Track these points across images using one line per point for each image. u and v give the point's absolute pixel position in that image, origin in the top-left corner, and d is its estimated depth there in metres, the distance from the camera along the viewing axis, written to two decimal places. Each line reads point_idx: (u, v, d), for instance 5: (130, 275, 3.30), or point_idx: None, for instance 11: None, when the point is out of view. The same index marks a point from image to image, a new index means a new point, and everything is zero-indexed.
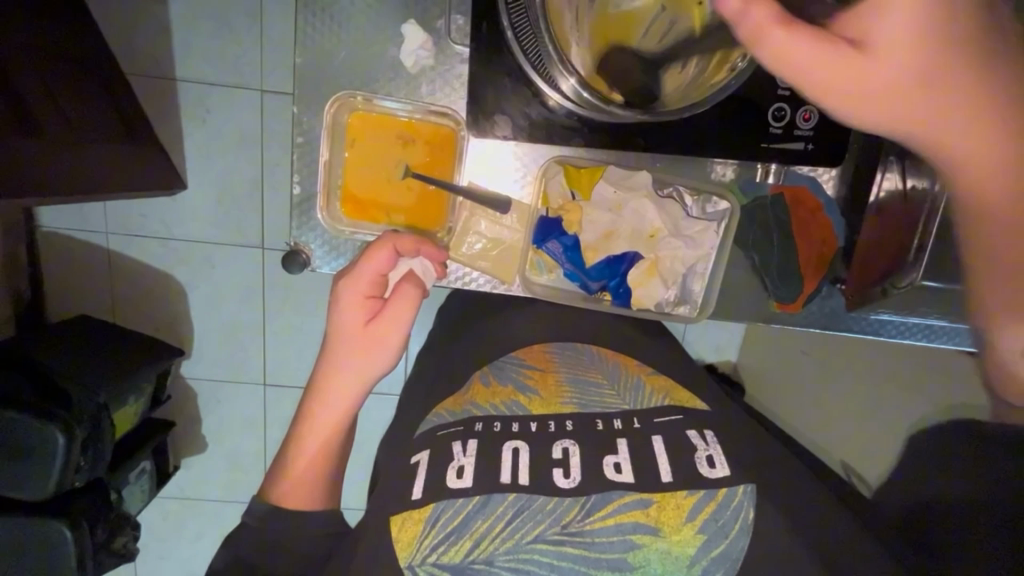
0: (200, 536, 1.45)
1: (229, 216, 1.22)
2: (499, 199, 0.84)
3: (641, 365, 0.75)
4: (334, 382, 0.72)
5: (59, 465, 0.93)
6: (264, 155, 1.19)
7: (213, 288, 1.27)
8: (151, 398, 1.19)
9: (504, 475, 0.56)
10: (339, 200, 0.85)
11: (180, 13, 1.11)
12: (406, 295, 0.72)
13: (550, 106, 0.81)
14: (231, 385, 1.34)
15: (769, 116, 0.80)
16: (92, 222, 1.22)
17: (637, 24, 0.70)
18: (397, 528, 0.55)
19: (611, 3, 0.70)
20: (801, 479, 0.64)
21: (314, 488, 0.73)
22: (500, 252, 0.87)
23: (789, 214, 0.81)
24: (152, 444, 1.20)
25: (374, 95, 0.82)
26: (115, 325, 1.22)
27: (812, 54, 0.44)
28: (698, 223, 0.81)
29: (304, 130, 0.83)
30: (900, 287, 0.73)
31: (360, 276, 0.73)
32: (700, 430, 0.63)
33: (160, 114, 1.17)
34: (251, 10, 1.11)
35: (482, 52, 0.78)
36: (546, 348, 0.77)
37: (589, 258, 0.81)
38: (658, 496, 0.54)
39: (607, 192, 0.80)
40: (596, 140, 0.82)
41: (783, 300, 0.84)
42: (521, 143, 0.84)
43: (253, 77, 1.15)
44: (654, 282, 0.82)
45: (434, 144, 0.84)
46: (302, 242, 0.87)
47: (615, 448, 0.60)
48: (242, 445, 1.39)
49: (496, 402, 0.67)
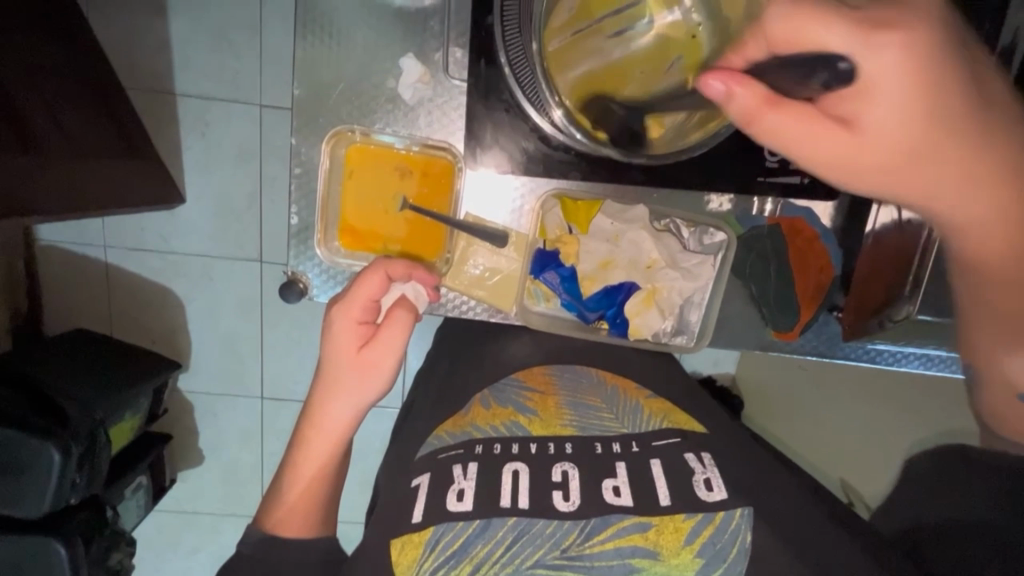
0: (209, 544, 1.59)
1: (229, 230, 1.34)
2: (496, 233, 0.85)
3: (641, 388, 0.75)
4: (327, 408, 0.74)
5: (55, 482, 1.03)
6: (263, 170, 1.31)
7: (212, 301, 1.39)
8: (148, 413, 1.32)
9: (504, 500, 0.56)
10: (336, 233, 0.85)
11: (179, 29, 1.23)
12: (397, 323, 0.73)
13: (547, 140, 0.82)
14: (229, 397, 1.46)
15: (764, 151, 0.81)
16: (91, 236, 1.34)
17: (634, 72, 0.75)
18: (398, 549, 0.55)
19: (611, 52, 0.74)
20: (800, 494, 0.64)
21: (309, 513, 0.75)
22: (496, 282, 0.88)
23: (785, 244, 0.84)
24: (146, 459, 1.31)
25: (371, 128, 0.82)
26: (104, 338, 1.31)
27: (806, 130, 0.46)
28: (696, 257, 0.83)
29: (302, 161, 0.83)
30: (896, 318, 0.80)
31: (351, 304, 0.74)
32: (698, 453, 0.62)
33: (160, 132, 1.29)
34: (251, 28, 1.24)
35: (482, 87, 0.79)
36: (545, 370, 0.78)
37: (587, 288, 0.83)
38: (657, 519, 0.54)
39: (605, 224, 0.82)
40: (595, 173, 0.83)
41: (779, 328, 0.86)
42: (519, 177, 0.84)
43: (253, 92, 1.27)
44: (652, 312, 0.83)
45: (432, 176, 0.84)
46: (299, 271, 0.86)
47: (614, 471, 0.59)
48: (244, 457, 1.51)
49: (497, 424, 0.66)
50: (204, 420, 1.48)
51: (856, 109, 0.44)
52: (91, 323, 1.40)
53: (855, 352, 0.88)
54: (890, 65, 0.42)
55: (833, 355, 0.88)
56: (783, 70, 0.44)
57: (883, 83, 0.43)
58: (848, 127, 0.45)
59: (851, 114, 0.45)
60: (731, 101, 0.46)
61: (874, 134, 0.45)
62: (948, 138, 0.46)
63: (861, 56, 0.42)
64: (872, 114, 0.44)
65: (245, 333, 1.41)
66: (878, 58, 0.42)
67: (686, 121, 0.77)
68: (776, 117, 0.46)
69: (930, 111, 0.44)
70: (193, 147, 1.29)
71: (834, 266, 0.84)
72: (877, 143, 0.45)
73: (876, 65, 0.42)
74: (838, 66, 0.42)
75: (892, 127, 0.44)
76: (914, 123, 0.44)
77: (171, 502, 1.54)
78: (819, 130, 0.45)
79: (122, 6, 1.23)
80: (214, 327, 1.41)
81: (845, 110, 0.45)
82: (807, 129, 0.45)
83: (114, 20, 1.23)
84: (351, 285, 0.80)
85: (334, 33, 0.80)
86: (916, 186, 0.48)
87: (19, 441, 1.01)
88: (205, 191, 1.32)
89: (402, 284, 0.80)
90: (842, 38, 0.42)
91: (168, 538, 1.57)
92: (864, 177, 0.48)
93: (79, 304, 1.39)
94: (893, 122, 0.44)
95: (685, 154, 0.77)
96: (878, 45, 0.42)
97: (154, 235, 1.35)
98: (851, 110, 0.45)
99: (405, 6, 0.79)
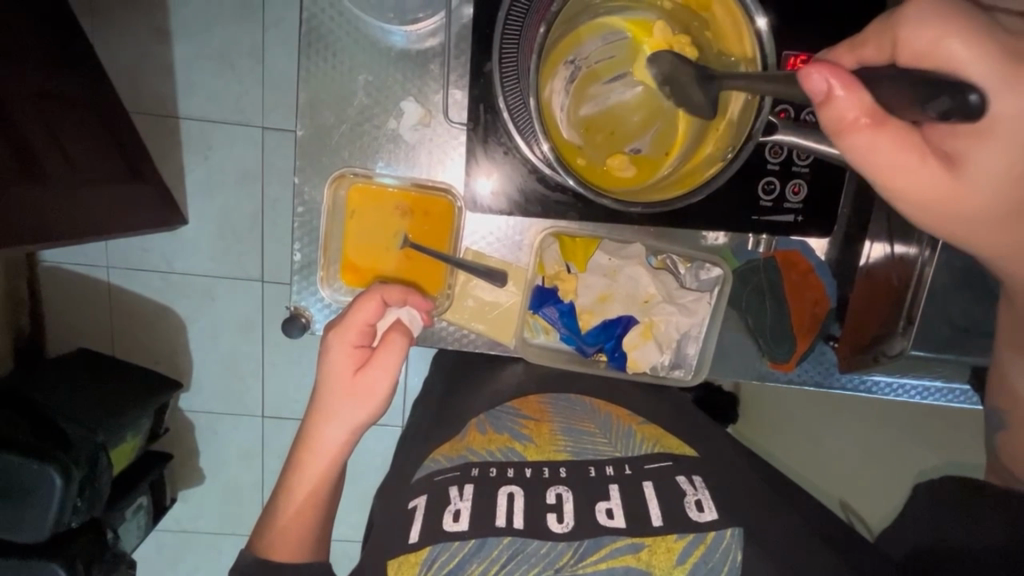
0: (206, 563, 1.58)
1: (230, 251, 1.36)
2: (493, 273, 0.86)
3: (633, 414, 0.75)
4: (321, 430, 0.74)
5: (57, 505, 1.03)
6: (264, 190, 1.32)
7: (212, 320, 1.40)
8: (149, 433, 1.32)
9: (499, 519, 0.57)
10: (338, 269, 0.87)
11: (183, 55, 1.26)
12: (393, 348, 0.74)
13: (547, 184, 0.83)
14: (229, 417, 1.46)
15: (759, 190, 0.83)
16: (93, 257, 1.35)
17: (623, 120, 0.79)
18: (394, 569, 0.56)
19: (601, 102, 0.78)
20: (793, 513, 0.65)
21: (303, 539, 0.75)
22: (495, 315, 0.88)
23: (781, 277, 0.86)
24: (147, 480, 1.32)
25: (373, 170, 0.84)
26: (106, 359, 1.32)
27: (891, 155, 0.47)
28: (692, 293, 0.85)
29: (305, 200, 0.85)
30: (889, 355, 0.76)
31: (348, 326, 0.75)
32: (689, 475, 0.63)
33: (163, 155, 1.30)
34: (253, 53, 1.26)
35: (480, 129, 0.80)
36: (541, 399, 0.78)
37: (586, 322, 0.86)
38: (649, 540, 0.55)
39: (602, 260, 0.85)
40: (591, 214, 0.84)
41: (776, 359, 0.87)
42: (516, 216, 0.85)
43: (254, 115, 1.29)
44: (650, 345, 0.85)
45: (432, 215, 0.86)
46: (302, 305, 0.88)
47: (607, 493, 0.60)
48: (242, 475, 1.51)
49: (493, 449, 0.67)
50: (203, 439, 1.48)
51: (966, 146, 0.48)
52: (92, 344, 1.41)
53: (851, 382, 0.89)
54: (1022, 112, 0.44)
55: (829, 385, 0.90)
56: (896, 88, 0.44)
57: (1007, 127, 0.46)
58: (953, 164, 0.49)
59: (954, 149, 0.49)
60: (834, 103, 0.46)
61: (976, 172, 0.49)
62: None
63: (992, 101, 0.44)
64: (982, 151, 0.48)
65: (246, 354, 1.42)
66: (1013, 99, 0.44)
67: (674, 171, 0.79)
68: (863, 136, 0.47)
69: None
70: (196, 169, 1.31)
71: (828, 298, 0.86)
72: (972, 182, 0.49)
73: (1002, 113, 0.45)
74: (966, 96, 0.42)
75: (999, 171, 0.48)
76: (1013, 169, 0.48)
77: (170, 521, 1.54)
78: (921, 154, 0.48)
79: (125, 33, 1.25)
80: (214, 348, 1.41)
81: (950, 144, 0.49)
82: (899, 150, 0.47)
83: (119, 49, 1.26)
84: (346, 312, 0.80)
85: (337, 68, 0.82)
86: (974, 229, 0.53)
87: (20, 466, 1.01)
88: (207, 214, 1.33)
89: (396, 309, 0.81)
90: (982, 71, 0.44)
91: (166, 557, 1.57)
92: (947, 207, 0.51)
93: (81, 325, 1.40)
94: (995, 162, 0.48)
95: (678, 203, 0.76)
96: (1019, 90, 0.44)
97: (155, 257, 1.36)
98: (958, 145, 0.48)
99: (406, 48, 0.81)
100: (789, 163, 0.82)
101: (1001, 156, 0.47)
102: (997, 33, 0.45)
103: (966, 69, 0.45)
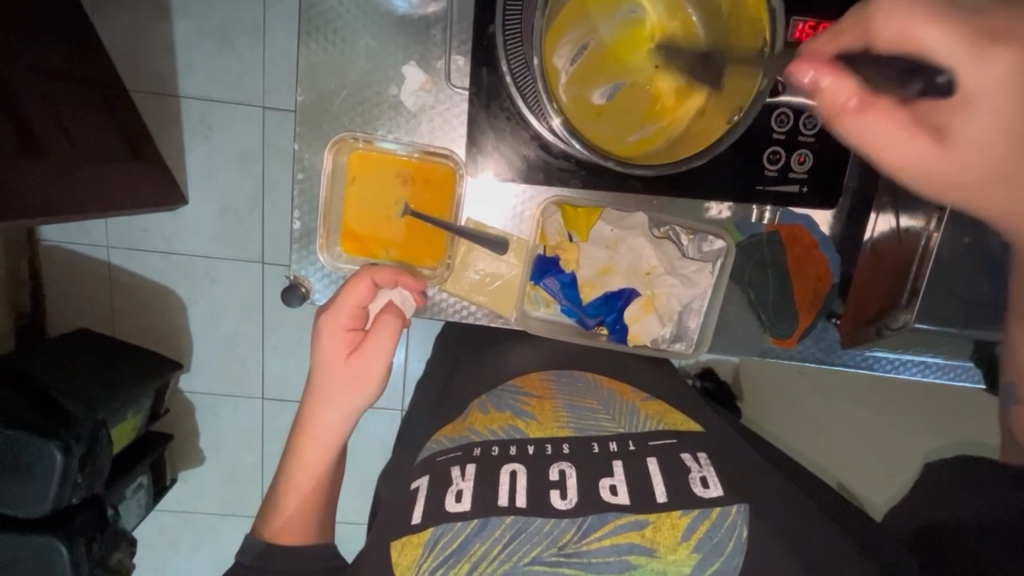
0: (207, 544, 1.58)
1: (231, 231, 1.35)
2: (496, 241, 0.87)
3: (637, 392, 0.75)
4: (321, 411, 0.74)
5: (58, 480, 1.03)
6: (265, 170, 1.32)
7: (213, 301, 1.39)
8: (150, 412, 1.32)
9: (502, 499, 0.56)
10: (338, 239, 0.87)
11: (182, 31, 1.24)
12: (385, 329, 0.73)
13: (548, 148, 0.84)
14: (230, 399, 1.47)
15: (764, 159, 0.84)
16: (94, 237, 1.35)
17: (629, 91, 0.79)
18: (396, 550, 0.56)
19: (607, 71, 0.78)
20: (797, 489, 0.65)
21: (309, 518, 0.75)
22: (496, 287, 0.90)
23: (783, 250, 0.87)
24: (147, 460, 1.31)
25: (374, 135, 0.84)
26: (107, 337, 1.32)
27: (884, 131, 0.54)
28: (695, 263, 0.85)
29: (305, 167, 0.84)
30: (891, 327, 0.77)
31: (340, 310, 0.74)
32: (694, 454, 0.63)
33: (163, 131, 1.29)
34: (253, 31, 1.24)
35: (482, 94, 0.81)
36: (543, 375, 0.78)
37: (587, 294, 0.85)
38: (654, 516, 0.54)
39: (605, 231, 0.84)
40: (594, 182, 0.86)
41: (777, 334, 0.89)
42: (521, 185, 0.87)
43: (256, 94, 1.28)
44: (651, 318, 0.85)
45: (433, 183, 0.86)
46: (302, 275, 0.88)
47: (611, 470, 0.60)
48: (243, 456, 1.51)
49: (495, 428, 0.67)
50: (205, 421, 1.48)
51: (950, 119, 0.53)
52: (92, 324, 1.41)
53: (853, 358, 0.92)
54: (994, 78, 0.50)
55: (831, 360, 0.92)
56: (877, 73, 0.53)
57: (985, 95, 0.51)
58: (941, 137, 0.54)
59: (942, 122, 0.54)
60: (819, 95, 0.55)
61: (965, 140, 0.54)
62: (1011, 142, 0.53)
63: (962, 71, 0.51)
64: (967, 121, 0.53)
65: (247, 335, 1.42)
66: (985, 72, 0.50)
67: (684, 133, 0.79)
68: (872, 119, 0.54)
69: (1015, 119, 0.52)
70: (196, 149, 1.30)
71: (832, 274, 0.88)
72: (961, 151, 0.54)
73: (979, 77, 0.51)
74: (936, 77, 0.51)
75: (988, 138, 0.53)
76: (999, 125, 0.52)
77: (172, 502, 1.54)
78: (891, 133, 0.54)
79: (125, 9, 1.23)
80: (215, 327, 1.41)
81: (940, 119, 0.54)
82: (880, 129, 0.54)
83: (119, 25, 1.24)
84: (338, 293, 0.80)
85: (339, 39, 0.81)
86: (976, 187, 0.56)
87: (22, 441, 1.01)
88: (208, 194, 1.33)
89: (389, 290, 0.80)
90: (944, 48, 0.50)
91: (169, 538, 1.58)
92: (927, 172, 0.56)
93: (82, 305, 1.39)
94: (985, 130, 0.53)
95: (679, 167, 0.79)
96: (990, 60, 0.50)
97: (157, 237, 1.36)
98: (945, 118, 0.53)
99: (408, 14, 0.81)
100: (794, 133, 0.83)
101: (982, 122, 0.52)
102: (953, 16, 0.51)
103: (931, 49, 0.51)
